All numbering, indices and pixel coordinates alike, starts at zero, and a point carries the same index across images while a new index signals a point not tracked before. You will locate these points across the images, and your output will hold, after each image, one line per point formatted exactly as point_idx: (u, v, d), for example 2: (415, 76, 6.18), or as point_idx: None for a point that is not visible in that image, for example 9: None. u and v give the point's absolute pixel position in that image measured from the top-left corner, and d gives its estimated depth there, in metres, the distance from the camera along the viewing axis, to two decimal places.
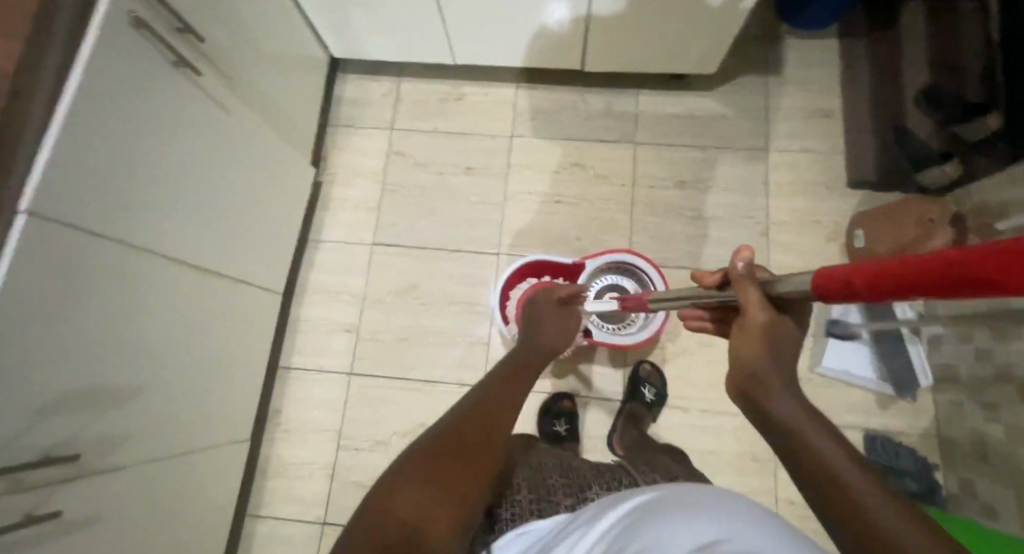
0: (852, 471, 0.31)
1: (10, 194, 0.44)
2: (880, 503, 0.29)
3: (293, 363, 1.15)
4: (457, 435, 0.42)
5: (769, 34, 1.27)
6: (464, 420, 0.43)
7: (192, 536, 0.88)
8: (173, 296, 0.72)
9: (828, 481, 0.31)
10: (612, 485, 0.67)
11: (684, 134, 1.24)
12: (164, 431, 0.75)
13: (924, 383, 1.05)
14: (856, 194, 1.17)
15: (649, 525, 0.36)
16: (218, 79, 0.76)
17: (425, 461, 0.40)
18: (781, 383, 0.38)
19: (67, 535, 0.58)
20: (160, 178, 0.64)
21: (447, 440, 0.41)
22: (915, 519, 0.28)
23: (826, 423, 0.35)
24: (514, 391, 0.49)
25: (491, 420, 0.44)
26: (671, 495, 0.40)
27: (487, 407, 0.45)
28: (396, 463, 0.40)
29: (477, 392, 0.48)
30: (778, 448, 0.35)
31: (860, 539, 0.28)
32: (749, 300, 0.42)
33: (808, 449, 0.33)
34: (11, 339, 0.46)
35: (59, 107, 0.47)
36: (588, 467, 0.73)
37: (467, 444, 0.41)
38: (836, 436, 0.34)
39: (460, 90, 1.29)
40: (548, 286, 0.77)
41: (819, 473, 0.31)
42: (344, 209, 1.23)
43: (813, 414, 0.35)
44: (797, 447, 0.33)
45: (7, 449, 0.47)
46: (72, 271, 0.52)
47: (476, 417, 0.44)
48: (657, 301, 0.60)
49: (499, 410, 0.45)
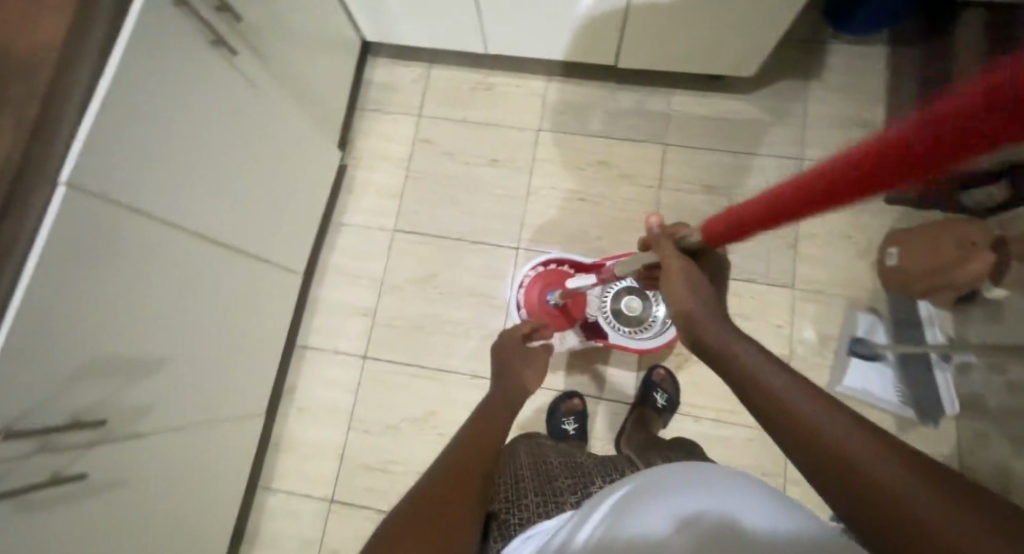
0: (828, 422, 0.33)
1: (52, 163, 0.45)
2: (861, 452, 0.31)
3: (310, 342, 1.17)
4: (452, 466, 0.46)
5: (814, 39, 1.23)
6: (455, 453, 0.49)
7: (209, 504, 0.90)
8: (203, 272, 0.74)
9: (810, 442, 0.33)
10: (614, 477, 0.67)
11: (716, 137, 1.21)
12: (188, 401, 0.78)
13: (952, 412, 1.01)
14: (892, 210, 1.13)
15: (645, 508, 0.40)
16: (254, 59, 0.76)
17: (422, 490, 0.44)
18: (712, 316, 0.46)
19: (93, 496, 0.61)
20: (194, 154, 0.65)
21: (442, 471, 0.46)
22: (912, 467, 0.29)
23: (797, 376, 0.38)
24: (499, 420, 0.55)
25: (481, 449, 0.49)
26: (656, 470, 0.44)
27: (477, 438, 0.51)
28: (397, 505, 0.43)
29: (466, 429, 0.53)
30: (761, 421, 0.38)
31: (861, 496, 0.30)
32: (666, 255, 0.52)
33: (784, 410, 0.36)
34: (49, 307, 0.47)
35: (102, 80, 0.48)
36: (592, 461, 0.73)
37: (461, 472, 0.46)
38: (813, 393, 0.36)
39: (489, 79, 1.28)
40: (509, 329, 0.77)
41: (807, 438, 0.33)
42: (368, 193, 1.24)
43: (796, 380, 0.37)
44: (777, 414, 0.36)
45: (38, 411, 0.49)
46: (108, 244, 0.53)
47: (466, 448, 0.49)
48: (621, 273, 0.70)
49: (490, 440, 0.51)
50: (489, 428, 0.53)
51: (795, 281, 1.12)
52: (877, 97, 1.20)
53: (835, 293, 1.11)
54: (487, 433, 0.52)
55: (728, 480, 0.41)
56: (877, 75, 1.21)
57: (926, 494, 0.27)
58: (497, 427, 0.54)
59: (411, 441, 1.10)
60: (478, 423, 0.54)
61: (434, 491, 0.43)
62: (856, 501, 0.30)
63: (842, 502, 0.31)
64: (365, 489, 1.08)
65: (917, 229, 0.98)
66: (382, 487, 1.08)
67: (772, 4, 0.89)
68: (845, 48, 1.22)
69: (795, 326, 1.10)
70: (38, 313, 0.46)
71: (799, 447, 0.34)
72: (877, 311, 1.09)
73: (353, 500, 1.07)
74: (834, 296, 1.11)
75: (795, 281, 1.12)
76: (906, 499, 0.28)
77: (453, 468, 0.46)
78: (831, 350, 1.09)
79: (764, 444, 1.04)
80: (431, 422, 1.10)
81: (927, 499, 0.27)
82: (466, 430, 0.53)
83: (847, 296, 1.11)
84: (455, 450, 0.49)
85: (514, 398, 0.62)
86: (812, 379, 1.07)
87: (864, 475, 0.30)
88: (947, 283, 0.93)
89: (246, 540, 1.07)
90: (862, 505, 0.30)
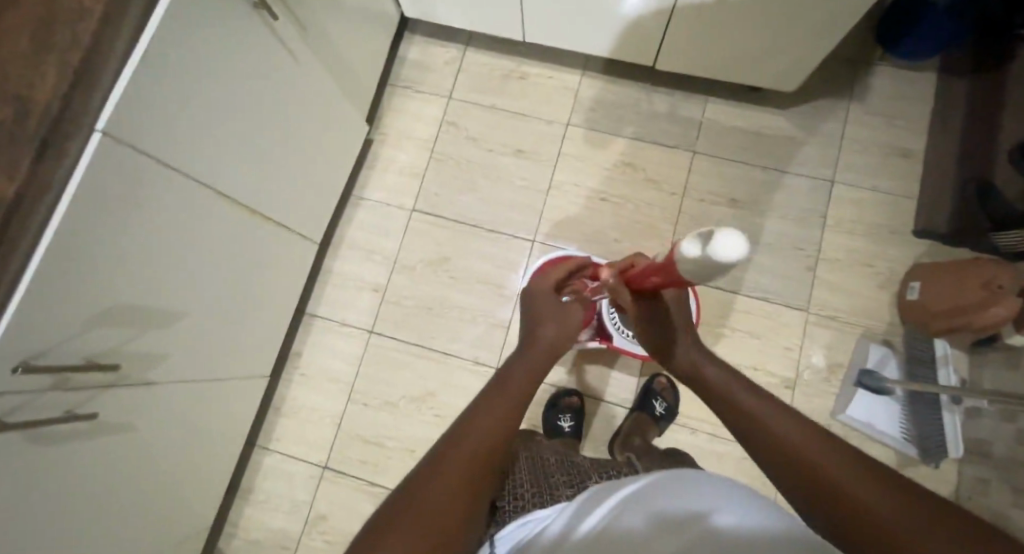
0: (811, 443, 0.37)
1: (92, 111, 0.46)
2: (846, 471, 0.33)
3: (320, 312, 1.18)
4: (472, 445, 0.39)
5: (860, 60, 1.20)
6: (469, 423, 0.41)
7: (210, 458, 0.92)
8: (226, 231, 0.75)
9: (798, 460, 0.36)
10: (611, 474, 0.70)
11: (747, 150, 1.18)
12: (198, 358, 0.79)
13: (957, 455, 0.95)
14: (919, 245, 1.11)
15: (650, 513, 0.40)
16: (294, 27, 0.77)
17: (434, 469, 0.37)
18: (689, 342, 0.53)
19: (99, 436, 0.62)
20: (228, 113, 0.66)
21: (456, 446, 0.39)
22: (897, 494, 0.31)
23: (778, 402, 0.42)
24: (522, 385, 0.47)
25: (504, 424, 0.42)
26: (662, 480, 0.44)
27: (500, 407, 0.43)
28: (416, 471, 0.38)
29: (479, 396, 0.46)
30: (749, 443, 0.41)
31: (850, 517, 0.31)
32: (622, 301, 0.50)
33: (765, 430, 0.40)
34: (74, 251, 0.48)
35: (146, 31, 0.48)
36: (588, 463, 0.74)
37: (483, 457, 0.39)
38: (798, 417, 0.40)
39: (524, 69, 1.27)
40: (544, 278, 0.66)
41: (796, 454, 0.37)
42: (391, 170, 1.24)
43: (788, 412, 0.41)
44: (762, 433, 0.40)
45: (54, 349, 0.50)
46: (133, 193, 0.53)
47: (490, 422, 0.41)
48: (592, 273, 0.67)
49: (514, 413, 0.44)
50: (517, 396, 0.46)
51: (811, 305, 1.10)
52: (921, 126, 1.16)
53: (851, 322, 1.09)
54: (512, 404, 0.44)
55: (731, 489, 0.41)
56: (920, 104, 1.18)
57: (909, 516, 0.29)
58: (524, 394, 0.47)
59: (408, 420, 1.11)
60: (493, 387, 0.47)
61: (451, 479, 0.36)
62: (839, 518, 0.32)
63: (832, 523, 0.33)
64: (359, 460, 1.10)
65: (950, 265, 0.94)
66: (374, 460, 1.10)
67: (830, 16, 0.86)
68: (892, 72, 1.19)
69: (805, 350, 1.08)
70: (63, 254, 0.47)
71: (783, 464, 0.37)
72: (890, 344, 1.07)
73: (347, 470, 1.09)
74: (849, 325, 1.09)
75: (810, 306, 1.10)
76: (888, 516, 0.30)
77: (475, 448, 0.39)
78: (839, 379, 1.07)
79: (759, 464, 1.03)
80: (428, 404, 1.12)
81: (905, 513, 0.29)
82: (484, 394, 0.46)
83: (861, 325, 1.09)
84: (465, 422, 0.42)
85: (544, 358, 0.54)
86: (816, 405, 1.05)
87: (850, 494, 0.32)
88: (963, 325, 0.92)
89: (240, 495, 1.10)
90: (853, 529, 0.31)
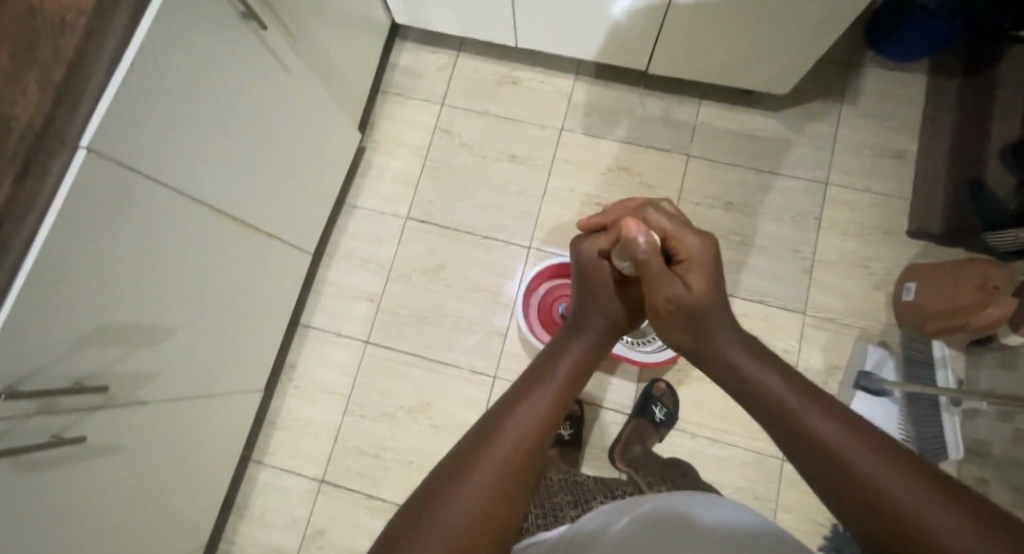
0: (822, 421, 0.35)
1: (75, 128, 0.44)
2: (847, 440, 0.33)
3: (314, 322, 1.17)
4: (478, 486, 0.34)
5: (850, 62, 1.21)
6: (473, 460, 0.36)
7: (202, 476, 0.90)
8: (216, 246, 0.73)
9: (794, 427, 0.36)
10: (616, 495, 0.71)
11: (740, 153, 1.19)
12: (187, 375, 0.77)
13: (954, 455, 0.93)
14: (912, 245, 1.12)
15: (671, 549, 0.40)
16: (282, 35, 0.75)
17: (441, 493, 0.34)
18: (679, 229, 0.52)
19: (87, 460, 0.61)
20: (218, 123, 0.65)
21: (461, 480, 0.35)
22: (897, 461, 0.31)
23: (777, 363, 0.42)
24: (543, 414, 0.41)
25: (518, 455, 0.37)
26: (674, 504, 0.44)
27: (508, 441, 0.38)
28: (437, 472, 0.36)
29: (485, 418, 0.41)
30: (746, 404, 0.42)
31: (842, 484, 0.32)
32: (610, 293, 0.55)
33: (762, 391, 0.40)
34: (58, 275, 0.47)
35: (132, 42, 0.47)
36: (592, 482, 0.74)
37: (488, 505, 0.34)
38: (816, 396, 0.38)
39: (516, 74, 1.26)
40: (580, 248, 0.58)
41: (795, 431, 0.36)
42: (383, 178, 1.23)
43: (786, 373, 0.40)
44: (768, 406, 0.39)
45: (42, 373, 0.49)
46: (116, 212, 0.52)
47: (497, 462, 0.36)
48: (607, 236, 0.57)
49: (533, 444, 0.39)
50: (538, 423, 0.40)
51: (807, 308, 1.10)
52: (912, 126, 1.17)
53: (847, 324, 1.09)
54: (536, 436, 0.39)
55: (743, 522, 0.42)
56: (911, 104, 1.18)
57: (913, 483, 0.29)
58: (546, 425, 0.40)
59: (405, 430, 1.10)
60: (505, 410, 0.41)
61: (448, 530, 0.32)
62: (837, 488, 0.32)
63: (829, 493, 0.33)
64: (355, 472, 1.08)
65: (943, 265, 0.95)
66: (372, 471, 1.08)
67: (825, 17, 0.86)
68: (883, 73, 1.20)
69: (804, 352, 1.08)
70: (46, 280, 0.45)
71: (783, 432, 0.37)
72: (887, 345, 1.07)
73: (344, 483, 1.08)
74: (846, 327, 1.09)
75: (807, 308, 1.10)
76: (886, 484, 0.30)
77: (480, 489, 0.34)
78: (837, 381, 1.07)
79: (759, 468, 1.03)
80: (426, 413, 1.10)
81: (898, 477, 0.30)
82: (501, 407, 0.41)
83: (857, 327, 1.09)
84: (470, 446, 0.38)
85: (571, 380, 0.46)
86: None
87: (848, 455, 0.32)
88: (962, 325, 0.92)
89: (235, 513, 1.08)
90: (850, 499, 0.31)
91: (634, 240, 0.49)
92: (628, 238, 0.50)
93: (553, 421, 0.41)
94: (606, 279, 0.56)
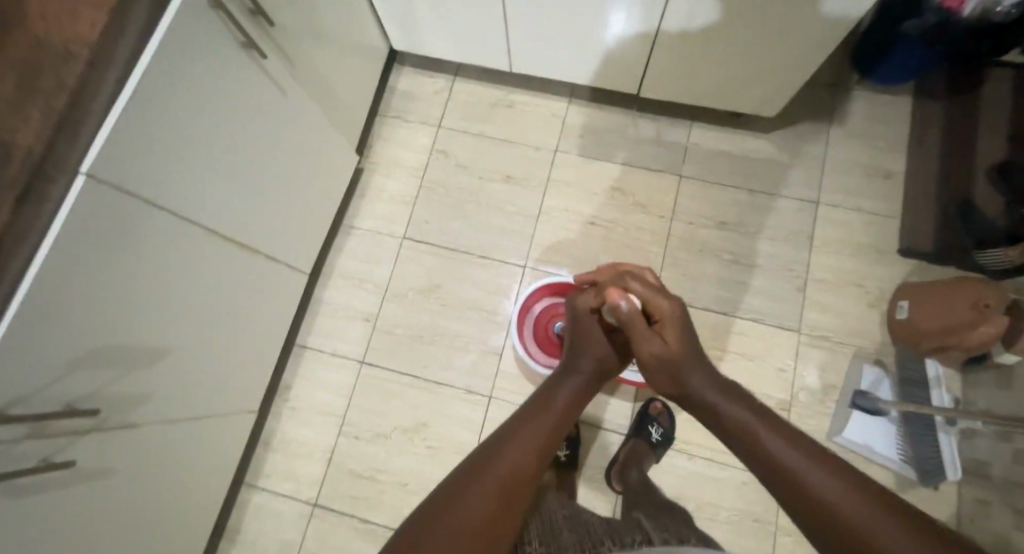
0: (794, 454, 0.36)
1: (75, 155, 0.45)
2: (817, 472, 0.34)
3: (309, 342, 1.17)
4: (465, 515, 0.35)
5: (837, 85, 1.24)
6: (467, 486, 0.37)
7: (194, 501, 0.88)
8: (213, 268, 0.74)
9: (769, 458, 0.37)
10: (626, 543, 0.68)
11: (732, 173, 1.20)
12: (181, 396, 0.76)
13: (952, 475, 0.95)
14: (904, 264, 1.12)
15: None
16: (283, 63, 0.78)
17: (435, 517, 0.35)
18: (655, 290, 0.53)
19: (76, 485, 0.60)
20: (219, 149, 0.67)
21: (456, 502, 0.36)
22: (865, 493, 0.32)
23: (751, 400, 0.43)
24: (535, 446, 0.42)
25: (512, 482, 0.38)
26: None
27: (501, 469, 0.39)
28: (432, 499, 0.37)
29: (479, 447, 0.41)
30: (723, 437, 0.43)
31: (816, 517, 0.33)
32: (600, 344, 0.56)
33: (737, 426, 0.41)
34: (52, 299, 0.47)
35: (134, 74, 0.49)
36: (599, 522, 0.73)
37: (481, 529, 0.35)
38: (787, 429, 0.39)
39: (511, 97, 1.29)
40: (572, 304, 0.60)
41: (770, 464, 0.37)
42: (380, 199, 1.25)
43: (759, 408, 0.42)
44: (744, 438, 0.40)
45: (35, 396, 0.49)
46: (113, 237, 0.53)
47: (490, 487, 0.37)
48: (595, 293, 0.58)
49: (526, 473, 0.40)
50: (530, 452, 0.41)
51: (803, 326, 1.10)
52: (900, 147, 1.19)
53: (843, 343, 1.09)
54: (529, 465, 0.40)
55: None
56: (899, 126, 1.20)
57: (882, 517, 0.30)
58: (537, 456, 0.41)
59: (400, 452, 1.09)
60: (498, 441, 0.41)
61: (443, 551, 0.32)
62: (812, 521, 0.33)
63: (804, 526, 0.34)
64: (349, 495, 1.07)
65: (933, 284, 0.96)
66: (366, 495, 1.07)
67: (807, 43, 0.89)
68: (869, 95, 1.23)
69: (800, 371, 1.08)
70: (39, 303, 0.46)
71: (758, 464, 0.38)
72: (882, 364, 1.07)
73: (337, 507, 1.06)
74: (841, 346, 1.09)
75: (801, 326, 1.10)
76: (857, 518, 0.31)
77: (473, 513, 0.35)
78: (834, 400, 1.06)
79: (758, 489, 1.02)
80: (421, 434, 1.10)
81: (867, 510, 0.31)
82: (495, 438, 0.42)
83: (853, 345, 1.09)
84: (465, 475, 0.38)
85: (562, 413, 0.47)
86: (811, 427, 1.05)
87: (820, 489, 0.33)
88: (956, 342, 0.92)
89: (226, 539, 1.06)
90: (824, 533, 0.32)
91: (617, 305, 0.51)
92: (611, 302, 0.52)
93: (545, 451, 0.42)
94: (595, 332, 0.57)
